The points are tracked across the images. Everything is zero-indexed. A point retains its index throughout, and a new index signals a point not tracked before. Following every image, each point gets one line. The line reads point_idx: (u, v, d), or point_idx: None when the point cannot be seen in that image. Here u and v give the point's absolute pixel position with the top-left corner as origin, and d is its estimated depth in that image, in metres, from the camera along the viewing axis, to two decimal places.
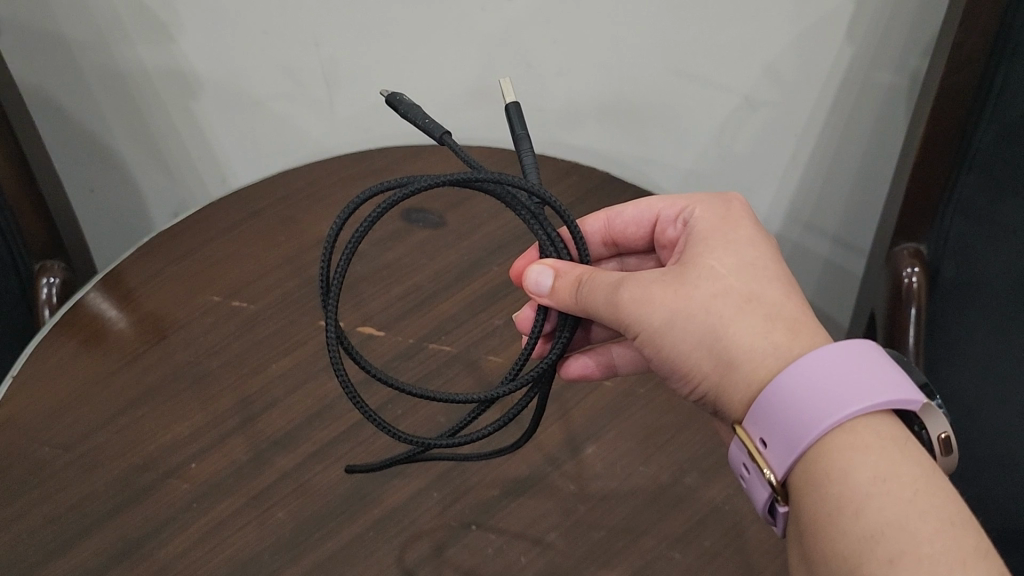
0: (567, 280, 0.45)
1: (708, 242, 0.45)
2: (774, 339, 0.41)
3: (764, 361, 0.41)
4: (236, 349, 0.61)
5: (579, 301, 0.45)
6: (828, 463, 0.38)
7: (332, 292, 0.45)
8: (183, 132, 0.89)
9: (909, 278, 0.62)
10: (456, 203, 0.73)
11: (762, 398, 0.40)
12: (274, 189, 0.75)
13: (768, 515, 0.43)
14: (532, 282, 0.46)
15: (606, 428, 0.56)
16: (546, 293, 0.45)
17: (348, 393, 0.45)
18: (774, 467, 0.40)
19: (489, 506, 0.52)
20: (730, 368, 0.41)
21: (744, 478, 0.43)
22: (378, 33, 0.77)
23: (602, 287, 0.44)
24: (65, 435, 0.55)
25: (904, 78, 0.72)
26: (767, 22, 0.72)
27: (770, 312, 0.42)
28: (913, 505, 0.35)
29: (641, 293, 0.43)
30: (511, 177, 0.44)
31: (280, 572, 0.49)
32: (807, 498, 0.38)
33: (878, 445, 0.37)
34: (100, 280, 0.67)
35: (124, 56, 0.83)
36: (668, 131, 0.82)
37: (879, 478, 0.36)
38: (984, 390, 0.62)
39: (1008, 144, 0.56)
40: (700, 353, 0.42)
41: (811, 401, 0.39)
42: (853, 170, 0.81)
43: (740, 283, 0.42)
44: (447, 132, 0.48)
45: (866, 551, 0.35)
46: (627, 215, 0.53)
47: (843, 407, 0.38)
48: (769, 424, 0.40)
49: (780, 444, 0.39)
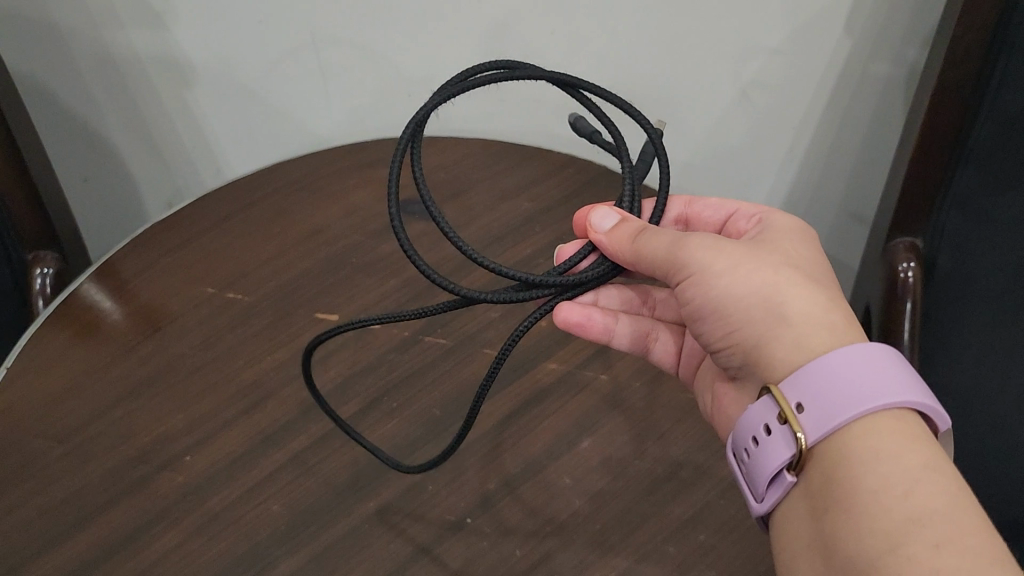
0: (629, 227, 0.47)
1: (784, 236, 0.47)
2: (832, 317, 0.43)
3: (814, 330, 0.42)
4: (230, 341, 0.61)
5: (634, 244, 0.46)
6: (876, 442, 0.38)
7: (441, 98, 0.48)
8: (178, 122, 0.89)
9: (905, 273, 0.62)
10: (452, 195, 0.72)
11: (818, 358, 0.41)
12: (270, 179, 0.75)
13: (760, 489, 0.42)
14: (597, 219, 0.48)
15: (603, 421, 0.56)
16: (604, 231, 0.48)
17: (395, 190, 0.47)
18: (809, 430, 0.39)
19: (485, 500, 0.52)
20: (781, 322, 0.43)
21: (750, 448, 0.43)
22: (373, 22, 0.77)
23: (667, 234, 0.46)
24: (61, 426, 0.55)
25: (902, 72, 0.72)
26: (766, 14, 0.72)
27: (830, 298, 0.44)
28: (958, 499, 0.36)
29: (709, 244, 0.45)
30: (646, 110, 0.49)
31: (274, 565, 0.49)
32: (844, 473, 0.38)
33: (926, 438, 0.38)
34: (93, 271, 0.66)
35: (116, 42, 0.82)
36: (664, 121, 0.82)
37: (928, 467, 0.37)
38: (982, 381, 0.63)
39: (1008, 137, 0.56)
40: (751, 300, 0.44)
41: (871, 363, 0.40)
42: (851, 162, 0.81)
43: (807, 268, 0.45)
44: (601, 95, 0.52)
45: (911, 532, 0.35)
46: (710, 202, 0.55)
47: (902, 385, 0.39)
48: (811, 385, 0.40)
49: (827, 405, 0.39)
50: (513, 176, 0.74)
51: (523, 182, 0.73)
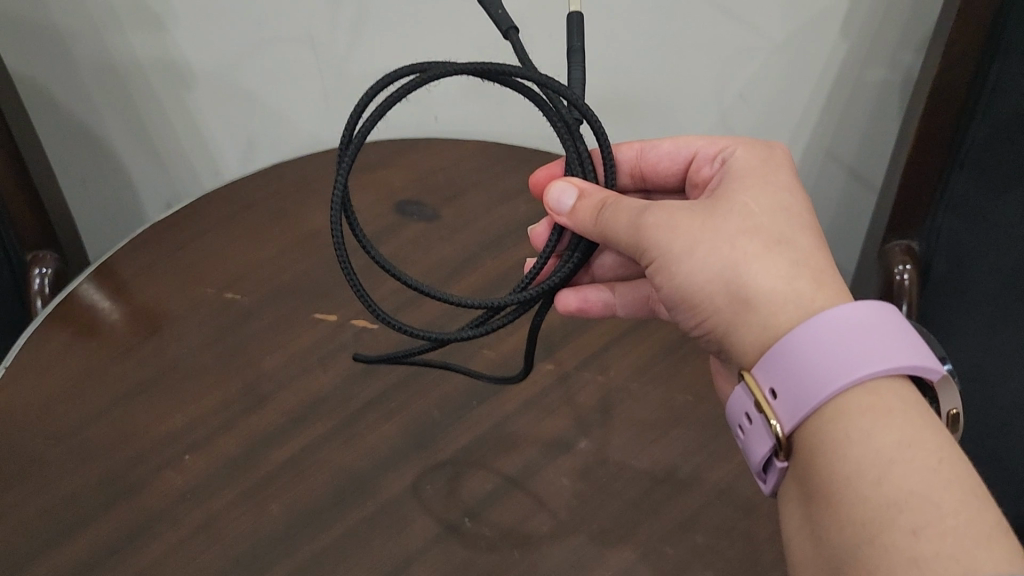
0: (590, 202, 0.46)
1: (743, 183, 0.46)
2: (799, 286, 0.42)
3: (781, 307, 0.41)
4: (230, 341, 0.61)
5: (599, 224, 0.46)
6: (847, 425, 0.38)
7: (349, 149, 0.46)
8: (177, 123, 0.89)
9: (902, 275, 0.63)
10: (450, 197, 0.73)
11: (783, 339, 0.40)
12: (268, 181, 0.75)
13: (759, 472, 0.43)
14: (554, 200, 0.47)
15: (601, 421, 0.56)
16: (566, 213, 0.47)
17: (343, 267, 0.47)
18: (783, 418, 0.40)
19: (483, 500, 0.52)
20: (748, 306, 0.42)
21: (741, 430, 0.44)
22: (374, 27, 0.77)
23: (626, 212, 0.45)
24: (59, 426, 0.55)
25: (897, 76, 0.73)
26: (763, 17, 0.72)
27: (797, 260, 0.42)
28: (937, 476, 0.36)
29: (666, 220, 0.44)
30: (583, 65, 0.47)
31: (274, 566, 0.49)
32: (822, 459, 0.38)
33: (902, 409, 0.38)
34: (93, 272, 0.66)
35: (115, 45, 0.82)
36: (662, 124, 0.82)
37: (905, 445, 0.37)
38: (988, 380, 0.63)
39: (1004, 143, 0.57)
40: (714, 286, 0.43)
41: (836, 339, 0.39)
42: (847, 164, 0.81)
43: (771, 224, 0.43)
44: (512, 27, 0.47)
45: (890, 519, 0.35)
46: (662, 148, 0.53)
47: (869, 357, 0.39)
48: (783, 370, 0.40)
49: (796, 390, 0.40)
50: (512, 179, 0.74)
51: (521, 183, 0.73)
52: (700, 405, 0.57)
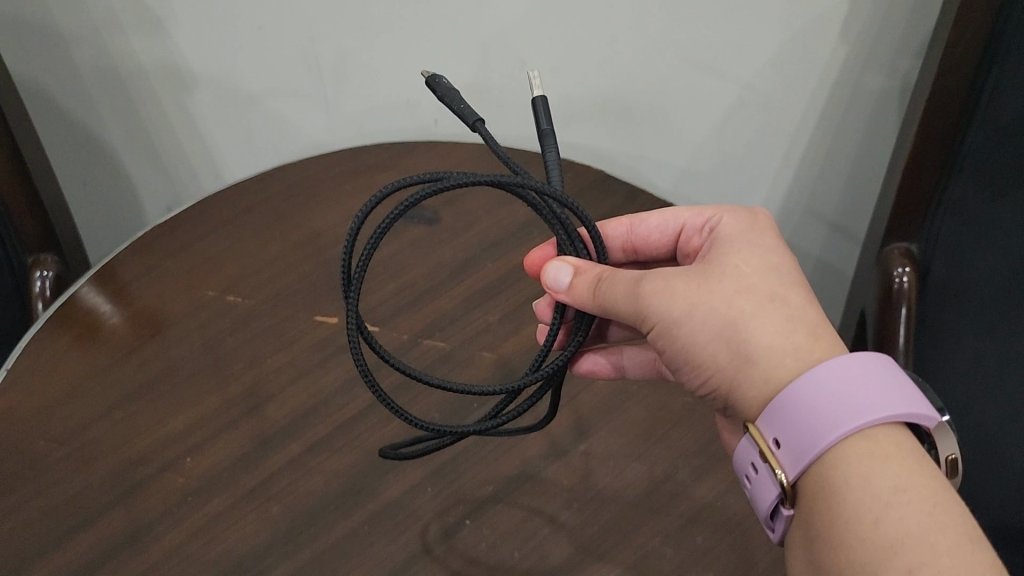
0: (587, 278, 0.46)
1: (732, 245, 0.46)
2: (796, 339, 0.42)
3: (780, 359, 0.42)
4: (230, 344, 0.61)
5: (597, 298, 0.45)
6: (846, 468, 0.38)
7: (354, 285, 0.46)
8: (178, 126, 0.89)
9: (900, 279, 0.64)
10: (450, 200, 0.73)
11: (783, 391, 0.41)
12: (269, 184, 0.75)
13: (767, 521, 0.43)
14: (551, 278, 0.47)
15: (600, 425, 0.56)
16: (563, 290, 0.47)
17: (365, 380, 0.46)
18: (787, 467, 0.40)
19: (483, 503, 0.52)
20: (749, 362, 0.42)
21: (748, 480, 0.44)
22: (374, 28, 0.77)
23: (624, 282, 0.45)
24: (59, 429, 0.55)
25: (896, 81, 0.73)
26: (763, 22, 0.72)
27: (791, 314, 0.43)
28: (933, 517, 0.36)
29: (664, 285, 0.44)
30: (556, 146, 0.47)
31: (275, 566, 0.49)
32: (823, 502, 0.39)
33: (899, 454, 0.38)
34: (94, 275, 0.66)
35: (116, 48, 0.82)
36: (661, 128, 0.82)
37: (902, 488, 0.37)
38: (978, 384, 0.64)
39: (999, 147, 0.57)
40: (716, 346, 0.43)
41: (834, 387, 0.40)
42: (845, 168, 0.81)
43: (763, 283, 0.44)
44: (480, 118, 0.47)
45: (887, 560, 0.36)
46: (651, 223, 0.53)
47: (868, 408, 0.39)
48: (785, 421, 0.40)
49: (799, 444, 0.40)
50: None
51: None
52: (699, 409, 0.57)
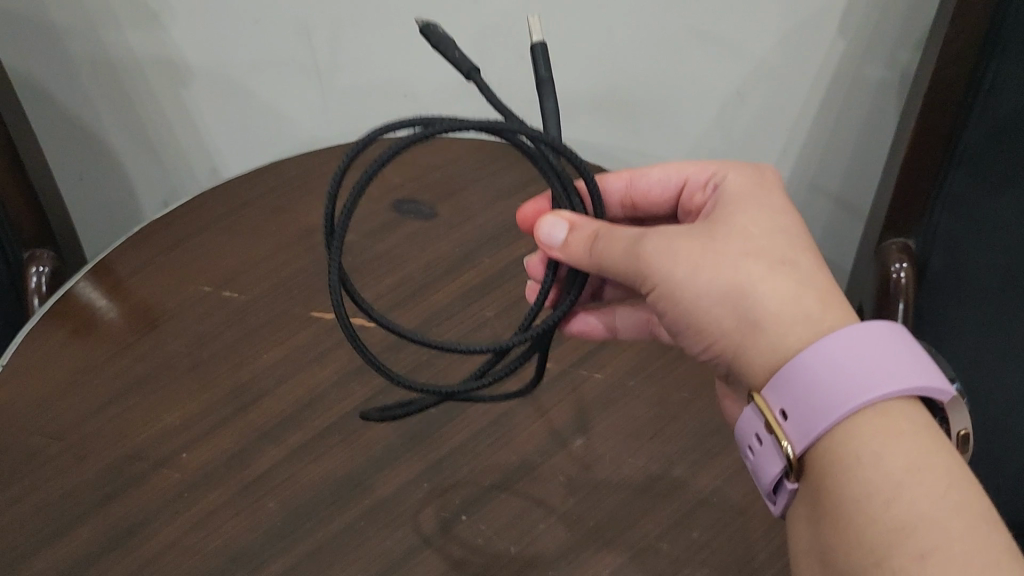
0: (583, 231, 0.46)
1: (740, 205, 0.46)
2: (805, 306, 0.42)
3: (788, 329, 0.41)
4: (226, 339, 0.61)
5: (593, 257, 0.46)
6: (857, 446, 0.38)
7: (337, 235, 0.44)
8: (174, 120, 0.89)
9: (898, 273, 0.63)
10: (447, 195, 0.73)
11: (793, 362, 0.40)
12: (265, 178, 0.75)
13: (769, 492, 0.43)
14: (546, 232, 0.47)
15: (596, 419, 0.56)
16: (558, 246, 0.47)
17: (349, 338, 0.45)
18: (794, 440, 0.40)
19: (479, 497, 0.52)
20: (755, 328, 0.42)
21: (751, 450, 0.44)
22: (371, 23, 0.77)
23: (621, 240, 0.45)
24: (54, 424, 0.55)
25: (894, 75, 0.73)
26: (760, 15, 0.72)
27: (801, 281, 0.42)
28: (945, 499, 0.36)
29: (665, 245, 0.44)
30: (555, 97, 0.45)
31: (271, 561, 0.49)
32: (832, 480, 0.38)
33: (912, 431, 0.38)
34: (90, 270, 0.66)
35: (112, 41, 0.82)
36: (657, 122, 0.82)
37: (914, 467, 0.37)
38: (976, 377, 0.64)
39: (998, 141, 0.57)
40: (719, 307, 0.43)
41: (846, 360, 0.39)
42: (843, 163, 0.81)
43: (770, 244, 0.43)
44: (476, 68, 0.46)
45: (898, 544, 0.36)
46: (652, 176, 0.53)
47: (880, 381, 0.39)
48: (793, 393, 0.40)
49: (807, 416, 0.39)
50: (509, 177, 0.74)
51: (519, 180, 0.73)
52: (696, 403, 0.57)
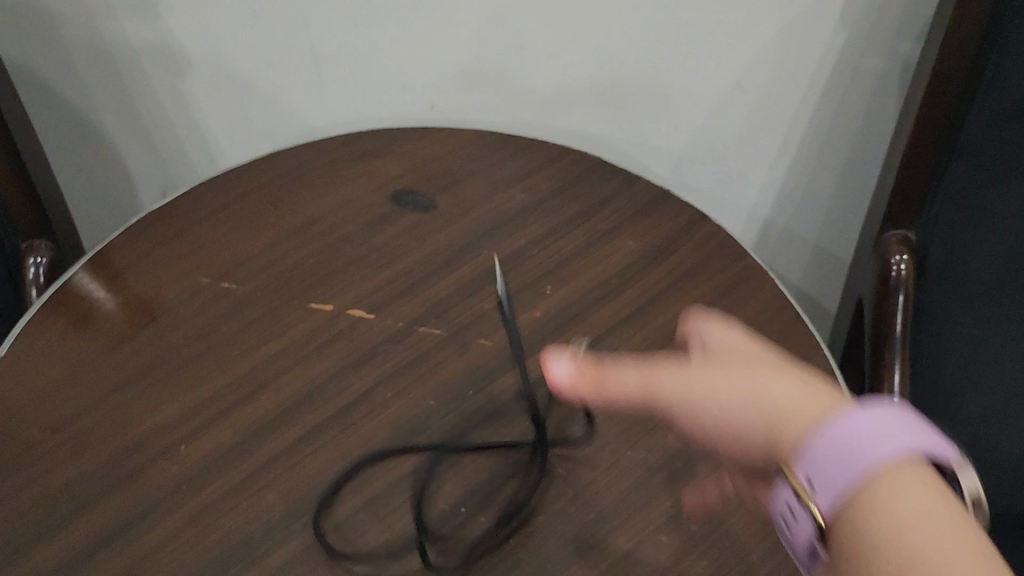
0: (590, 370, 0.43)
1: (723, 329, 0.44)
2: (819, 395, 0.39)
3: (811, 420, 0.39)
4: (224, 332, 0.61)
5: (601, 393, 0.43)
6: (868, 509, 0.35)
7: None
8: (172, 111, 0.88)
9: (899, 265, 0.63)
10: (445, 187, 0.72)
11: (812, 435, 0.37)
12: (264, 169, 0.74)
13: (808, 560, 0.39)
14: (552, 372, 0.44)
15: (595, 412, 0.56)
16: (562, 383, 0.44)
17: None
18: (817, 513, 0.37)
19: (479, 489, 0.52)
20: (778, 429, 0.39)
21: (784, 529, 0.40)
22: (369, 13, 0.77)
23: (620, 381, 0.42)
24: (53, 416, 0.55)
25: (895, 66, 0.73)
26: (761, 7, 0.72)
27: (808, 380, 0.40)
28: (963, 555, 0.33)
29: (682, 386, 0.41)
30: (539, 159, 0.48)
31: (271, 554, 0.49)
32: (848, 552, 0.35)
33: (927, 490, 0.35)
34: (88, 261, 0.66)
35: (109, 31, 0.81)
36: (657, 114, 0.82)
37: (928, 522, 0.34)
38: (971, 378, 0.64)
39: (1000, 132, 0.57)
40: (745, 410, 0.40)
41: (860, 428, 0.36)
42: (844, 154, 0.81)
43: (764, 360, 0.42)
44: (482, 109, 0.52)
45: None
46: None
47: (891, 443, 0.36)
48: (812, 460, 0.37)
49: (823, 487, 0.36)
50: (508, 169, 0.74)
51: (518, 173, 0.73)
52: None
